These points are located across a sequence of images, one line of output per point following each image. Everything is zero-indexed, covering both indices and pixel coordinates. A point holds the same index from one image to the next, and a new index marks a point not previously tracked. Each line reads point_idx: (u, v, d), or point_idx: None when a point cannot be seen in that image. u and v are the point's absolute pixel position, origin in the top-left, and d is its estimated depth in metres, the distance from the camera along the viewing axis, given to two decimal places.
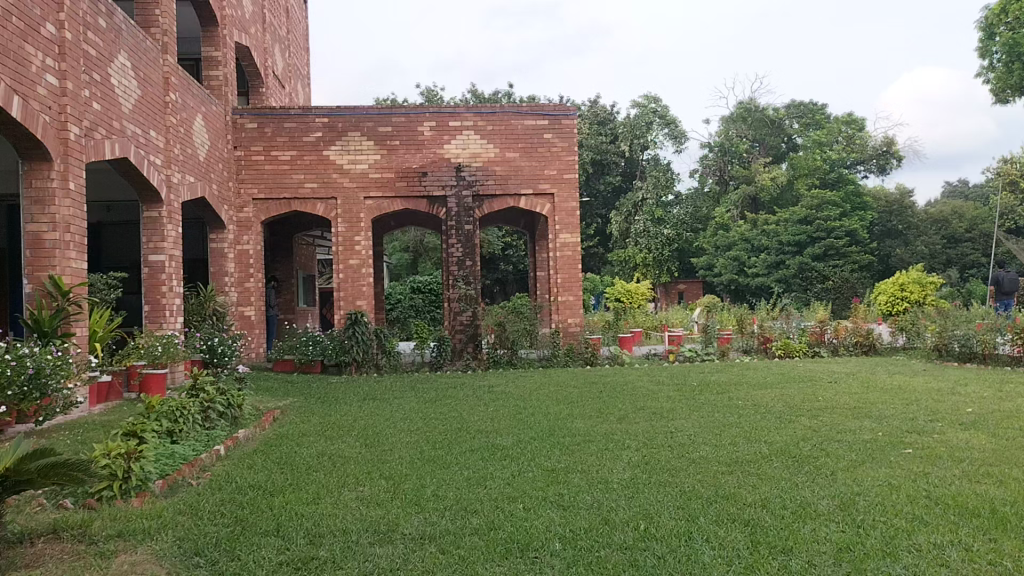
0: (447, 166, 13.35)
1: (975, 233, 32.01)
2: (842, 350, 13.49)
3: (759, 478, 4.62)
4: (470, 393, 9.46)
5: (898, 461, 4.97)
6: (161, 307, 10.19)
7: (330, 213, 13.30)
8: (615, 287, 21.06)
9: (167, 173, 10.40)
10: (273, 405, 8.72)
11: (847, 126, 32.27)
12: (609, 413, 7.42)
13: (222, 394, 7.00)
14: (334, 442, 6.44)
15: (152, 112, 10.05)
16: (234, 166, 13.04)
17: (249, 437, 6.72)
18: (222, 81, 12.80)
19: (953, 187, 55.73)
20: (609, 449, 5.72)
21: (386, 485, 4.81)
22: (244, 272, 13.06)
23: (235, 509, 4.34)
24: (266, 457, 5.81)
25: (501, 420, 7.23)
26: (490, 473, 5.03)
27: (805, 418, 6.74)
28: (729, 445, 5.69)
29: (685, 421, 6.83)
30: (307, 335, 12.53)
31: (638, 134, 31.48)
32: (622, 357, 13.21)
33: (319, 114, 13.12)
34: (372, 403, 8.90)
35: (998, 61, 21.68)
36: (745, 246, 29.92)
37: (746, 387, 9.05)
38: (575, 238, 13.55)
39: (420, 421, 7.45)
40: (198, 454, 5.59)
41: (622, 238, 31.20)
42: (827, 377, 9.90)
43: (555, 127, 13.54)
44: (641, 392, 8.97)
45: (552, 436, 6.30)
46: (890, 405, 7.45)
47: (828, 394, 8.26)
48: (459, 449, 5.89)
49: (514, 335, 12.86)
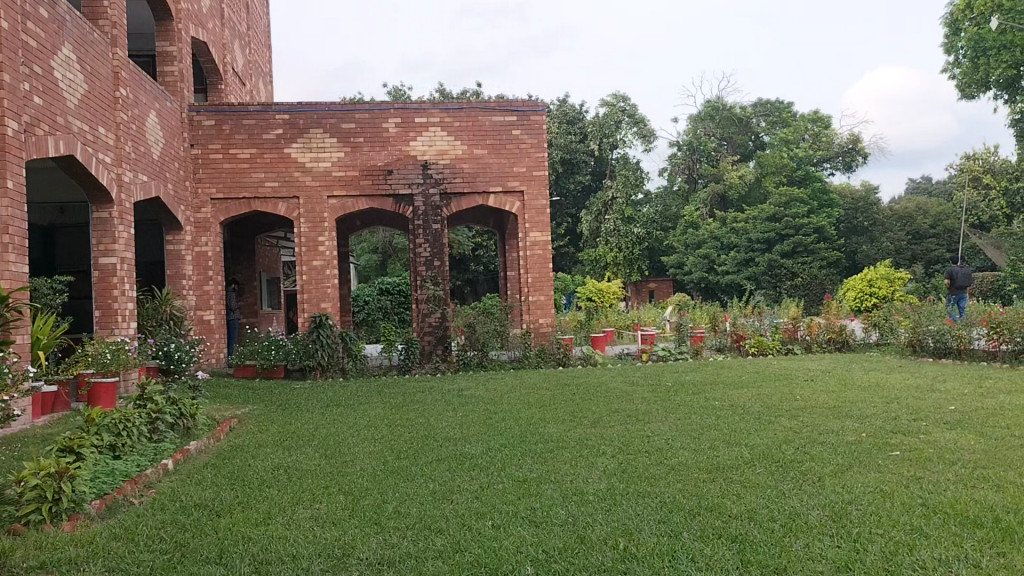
0: (413, 164, 12.99)
1: (940, 228, 32.19)
2: (816, 347, 13.32)
3: (743, 486, 4.33)
4: (438, 397, 9.11)
5: (887, 465, 4.72)
6: (113, 312, 9.74)
7: (291, 213, 12.86)
8: (586, 286, 20.84)
9: (118, 172, 9.94)
10: (231, 414, 8.31)
11: (813, 124, 32.79)
12: (583, 417, 7.13)
13: (173, 403, 6.60)
14: (293, 453, 6.08)
15: (101, 108, 9.58)
16: (190, 165, 12.57)
17: (201, 450, 6.34)
18: (178, 77, 12.32)
19: (918, 183, 56.29)
20: (584, 455, 5.42)
21: (344, 501, 4.46)
22: (203, 274, 12.60)
23: (175, 533, 3.97)
24: (216, 472, 5.43)
25: (471, 426, 6.90)
26: (457, 485, 4.70)
27: (786, 419, 6.50)
28: (709, 450, 5.41)
29: (662, 424, 6.56)
30: (269, 339, 12.10)
31: (607, 134, 31.35)
32: (594, 358, 12.95)
33: (280, 111, 12.70)
34: (335, 410, 8.53)
35: (963, 56, 21.75)
36: (715, 244, 29.83)
37: (722, 387, 8.79)
38: (545, 237, 13.24)
39: (385, 429, 7.10)
40: (143, 471, 5.21)
41: (592, 237, 31.00)
42: (803, 375, 9.68)
43: (523, 123, 13.22)
44: (615, 394, 8.68)
45: (523, 443, 5.98)
46: (870, 404, 7.23)
47: (806, 393, 8.03)
48: (425, 459, 5.56)
49: (484, 337, 12.56)
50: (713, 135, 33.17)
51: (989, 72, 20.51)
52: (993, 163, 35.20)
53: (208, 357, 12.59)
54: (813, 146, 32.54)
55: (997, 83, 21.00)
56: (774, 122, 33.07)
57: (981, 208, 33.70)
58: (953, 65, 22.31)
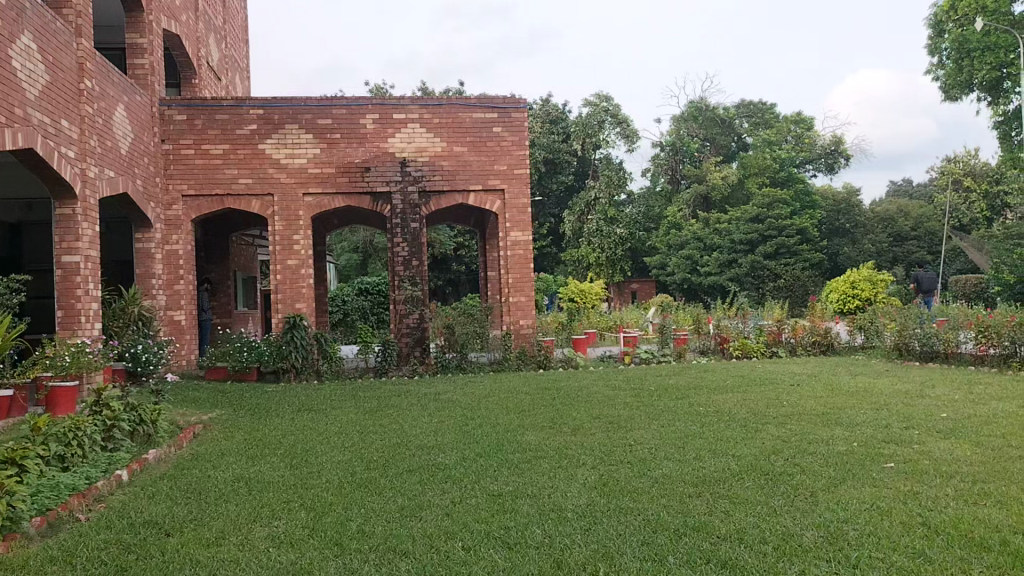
0: (391, 161, 12.68)
1: (920, 231, 32.20)
2: (800, 349, 13.11)
3: (731, 503, 4.06)
4: (414, 402, 8.79)
5: (880, 479, 4.47)
6: (76, 312, 9.36)
7: (266, 211, 12.50)
8: (568, 287, 20.60)
9: (83, 167, 9.56)
10: (196, 419, 7.96)
11: (797, 125, 32.60)
12: (562, 424, 6.85)
13: (132, 409, 6.25)
14: (256, 463, 5.75)
15: (64, 100, 9.20)
16: (161, 161, 12.19)
17: (159, 459, 6.01)
18: (148, 70, 11.93)
19: (900, 185, 56.51)
20: (562, 466, 5.14)
21: (305, 519, 4.16)
22: (174, 273, 12.21)
23: (119, 555, 3.65)
24: (172, 484, 5.10)
25: (445, 433, 6.60)
26: (427, 501, 4.39)
27: (773, 427, 6.25)
28: (694, 461, 5.14)
29: (644, 431, 6.31)
30: (241, 341, 11.75)
31: (590, 133, 31.14)
32: (576, 360, 12.70)
33: (254, 105, 12.34)
34: (305, 415, 8.20)
35: (946, 57, 21.68)
36: (698, 245, 29.66)
37: (705, 391, 8.56)
38: (526, 236, 12.96)
39: (356, 435, 6.78)
40: (93, 484, 4.87)
41: (575, 237, 30.78)
42: (789, 379, 9.45)
43: (504, 120, 12.94)
44: (597, 398, 8.43)
45: (500, 453, 5.69)
46: (860, 410, 7.00)
47: (793, 398, 7.80)
48: (396, 470, 5.26)
49: (463, 339, 12.28)
50: (696, 135, 33.06)
51: (973, 73, 20.42)
52: (975, 166, 35.31)
53: (179, 358, 12.21)
54: (796, 147, 32.48)
55: (980, 85, 20.91)
56: (757, 123, 33.00)
57: (962, 210, 33.78)
58: (937, 66, 22.24)
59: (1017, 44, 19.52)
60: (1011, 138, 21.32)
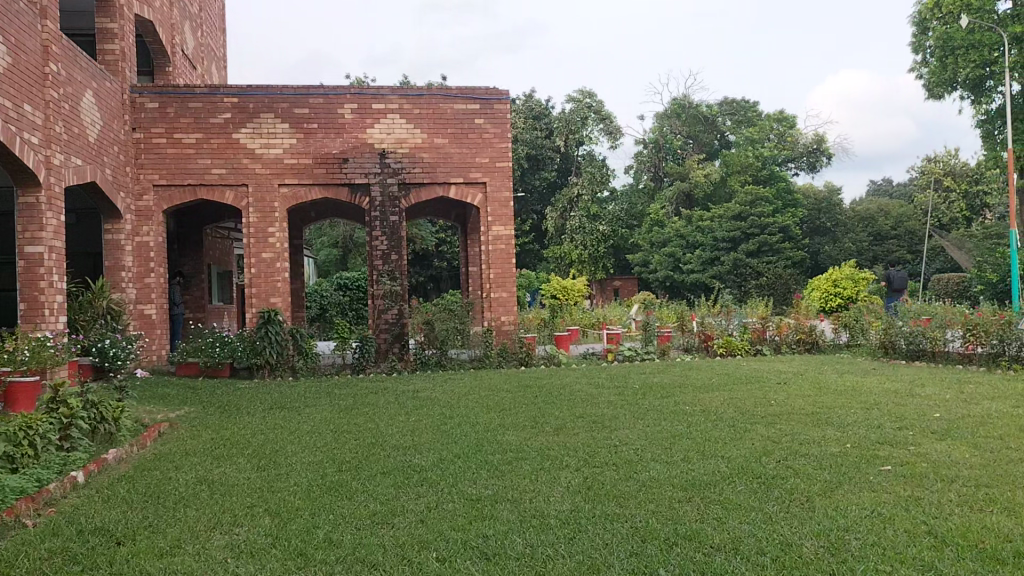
0: (370, 153, 12.37)
1: (900, 230, 32.21)
2: (785, 347, 12.95)
3: (724, 509, 3.82)
4: (392, 399, 8.51)
5: (878, 483, 4.24)
6: (39, 305, 8.98)
7: (240, 202, 12.15)
8: (549, 283, 20.41)
9: (47, 154, 9.18)
10: (163, 417, 7.65)
11: (778, 124, 32.81)
12: (544, 423, 6.59)
13: (92, 406, 5.93)
14: (222, 465, 5.45)
15: (28, 84, 8.81)
16: (132, 149, 11.81)
17: (119, 459, 5.70)
18: (119, 56, 11.55)
19: (879, 184, 56.78)
20: (544, 469, 4.88)
21: (268, 526, 3.89)
22: (144, 266, 11.83)
23: (62, 567, 3.36)
24: (130, 487, 4.80)
25: (422, 433, 6.33)
26: (400, 506, 4.13)
27: (762, 427, 6.03)
28: (683, 463, 4.90)
29: (629, 432, 6.05)
30: (214, 336, 11.40)
31: (573, 129, 30.89)
32: (558, 357, 12.44)
33: (229, 94, 12.00)
34: (276, 414, 7.90)
35: (930, 55, 21.66)
36: (681, 242, 29.53)
37: (690, 390, 8.34)
38: (508, 231, 12.69)
39: (329, 436, 6.48)
40: (44, 486, 4.56)
41: (557, 234, 30.59)
42: (775, 378, 9.23)
43: (486, 112, 12.66)
44: (580, 396, 8.19)
45: (478, 454, 5.43)
46: (850, 410, 6.79)
47: (781, 397, 7.59)
48: (368, 472, 4.98)
49: (443, 335, 11.92)
50: (678, 133, 33.01)
51: (957, 71, 20.35)
52: (954, 165, 35.39)
53: (149, 354, 11.82)
54: (778, 145, 32.44)
55: (963, 83, 20.88)
56: (740, 121, 32.85)
57: (943, 210, 33.87)
58: (921, 64, 22.19)
59: (1001, 42, 19.47)
60: (993, 137, 21.28)
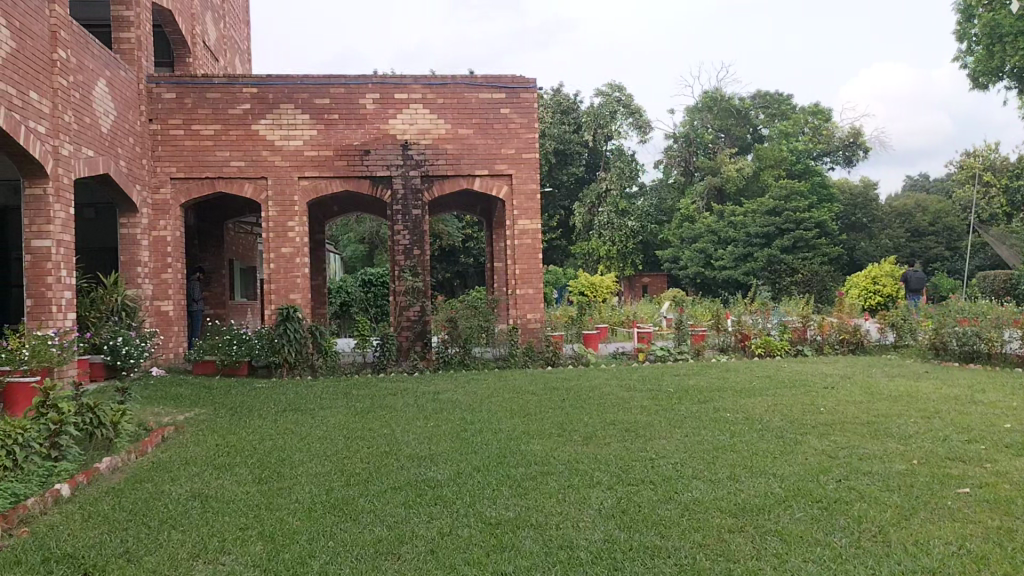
0: (392, 144, 11.91)
1: (939, 227, 31.24)
2: (828, 348, 12.29)
3: (785, 544, 3.30)
4: (411, 402, 8.03)
5: (959, 510, 3.71)
6: (46, 301, 8.58)
7: (259, 195, 11.74)
8: (578, 279, 19.94)
9: (55, 144, 8.75)
10: (170, 420, 7.22)
11: (813, 117, 31.97)
12: (573, 431, 6.08)
13: (87, 410, 5.51)
14: (221, 477, 4.99)
15: (34, 70, 8.39)
16: (148, 141, 11.44)
17: (113, 468, 5.26)
18: (135, 45, 11.17)
19: (915, 180, 55.70)
20: (574, 486, 4.37)
21: (259, 555, 3.42)
22: (161, 260, 11.47)
23: None
24: (116, 503, 4.35)
25: (440, 441, 5.84)
26: (411, 531, 3.65)
27: (814, 440, 5.47)
28: (729, 482, 4.36)
29: (667, 442, 5.53)
30: (231, 333, 11.02)
31: (601, 124, 30.24)
32: (586, 357, 11.88)
33: (247, 84, 11.60)
34: (288, 417, 7.42)
35: (976, 44, 20.84)
36: (712, 237, 28.75)
37: (730, 394, 7.79)
38: (535, 225, 12.14)
39: (341, 442, 6.02)
40: (21, 502, 4.11)
41: (585, 230, 30.11)
42: (821, 381, 8.61)
43: (512, 101, 12.11)
44: (611, 400, 7.66)
45: (500, 466, 4.92)
46: (909, 419, 6.22)
47: (830, 404, 7.01)
48: (378, 488, 4.50)
49: (467, 333, 11.41)
50: (710, 126, 32.23)
51: (1005, 59, 19.47)
52: (995, 160, 34.30)
53: (166, 351, 11.45)
54: (813, 138, 31.56)
55: (1010, 72, 20.03)
56: (774, 115, 32.29)
57: (984, 206, 32.82)
58: (965, 53, 21.36)
59: None
60: None
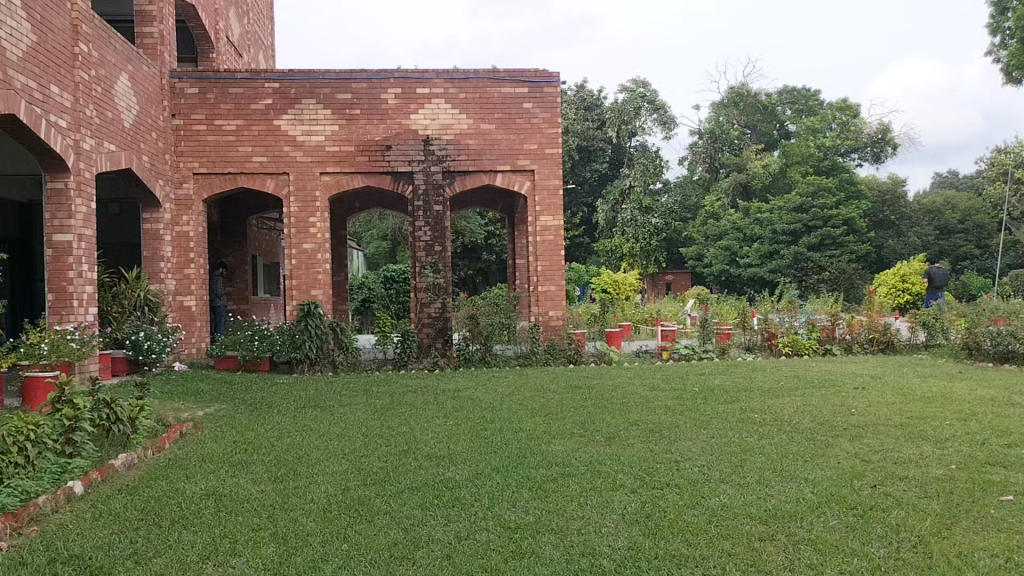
0: (414, 139, 11.81)
1: (969, 224, 30.62)
2: (857, 347, 12.04)
3: (819, 555, 3.14)
4: (431, 399, 7.93)
5: (1003, 520, 3.53)
6: (68, 296, 8.56)
7: (281, 190, 11.69)
8: (601, 277, 19.75)
9: (76, 138, 8.72)
10: (189, 416, 7.14)
11: (841, 113, 31.15)
12: (595, 431, 5.93)
13: (103, 406, 5.44)
14: (236, 474, 4.90)
15: (56, 64, 8.36)
16: (171, 136, 11.42)
17: (129, 464, 5.19)
18: (158, 39, 11.14)
19: (944, 178, 54.86)
20: (597, 488, 4.23)
21: (271, 558, 3.31)
22: (183, 256, 11.44)
23: None
24: (129, 502, 4.26)
25: (460, 440, 5.71)
26: (427, 534, 3.53)
27: (846, 442, 5.29)
28: (759, 486, 4.21)
29: (692, 444, 5.37)
30: (253, 328, 10.98)
31: (625, 120, 29.97)
32: (609, 355, 11.70)
33: (270, 78, 11.53)
34: (308, 414, 7.33)
35: (1010, 38, 20.35)
36: (737, 235, 28.44)
37: (758, 394, 7.61)
38: (558, 221, 11.99)
39: (359, 440, 5.91)
40: (32, 500, 4.04)
41: (608, 227, 29.93)
42: (851, 381, 8.38)
43: (535, 95, 11.96)
44: (634, 399, 7.51)
45: (521, 467, 4.78)
46: (944, 422, 6.01)
47: (860, 405, 6.81)
48: (396, 488, 4.37)
49: (488, 330, 11.28)
50: (736, 122, 31.82)
51: None
52: None
53: (188, 346, 11.43)
54: (841, 135, 31.06)
55: None
56: (801, 110, 31.57)
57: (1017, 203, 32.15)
58: (998, 47, 20.87)
59: None
60: None
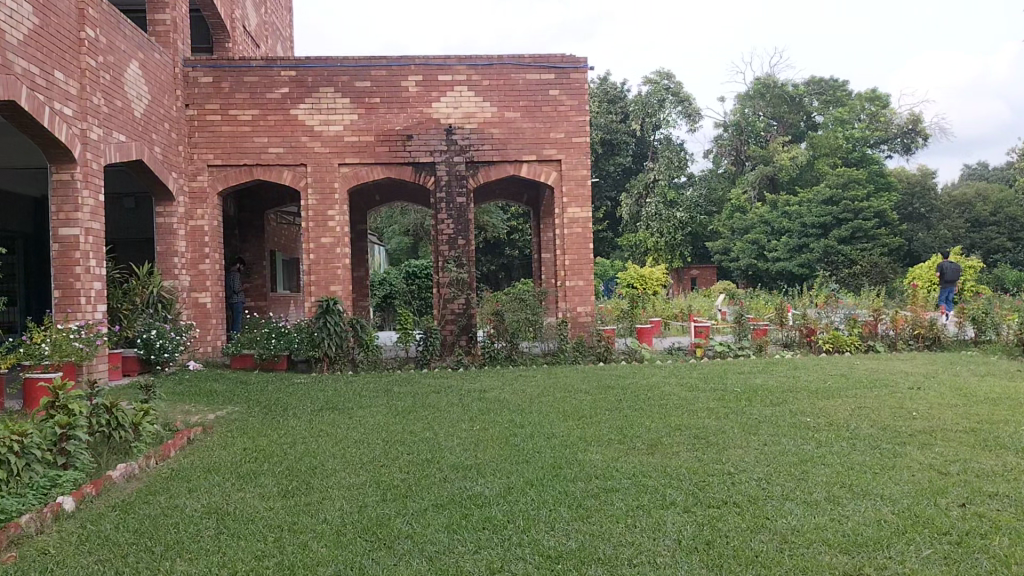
0: (436, 128, 11.34)
1: (1000, 216, 29.29)
2: (902, 344, 11.45)
3: None
4: (454, 401, 7.46)
5: None
6: (74, 292, 8.16)
7: (298, 182, 11.25)
8: (627, 272, 19.24)
9: (82, 127, 8.33)
10: (198, 420, 6.71)
11: (870, 104, 30.30)
12: (635, 437, 5.43)
13: (104, 411, 4.99)
14: (244, 488, 4.45)
15: (60, 49, 7.96)
16: (185, 127, 11.03)
17: (128, 477, 4.75)
18: (170, 27, 10.74)
19: (974, 168, 53.76)
20: (645, 508, 3.73)
21: None
22: (198, 251, 11.05)
23: None
24: (121, 521, 3.82)
25: (486, 448, 5.22)
26: (456, 566, 3.05)
27: (917, 452, 4.77)
28: (830, 506, 3.69)
29: (744, 452, 4.87)
30: (270, 326, 10.60)
31: (649, 113, 29.40)
32: (640, 352, 11.18)
33: (286, 66, 11.11)
34: (325, 417, 6.88)
35: None
36: (765, 228, 27.73)
37: (807, 395, 7.07)
38: (586, 213, 11.48)
39: (379, 447, 5.45)
40: (14, 520, 3.61)
41: (632, 221, 29.36)
42: (904, 381, 7.80)
43: (562, 82, 11.45)
44: (671, 401, 7.01)
45: (556, 481, 4.29)
46: (1019, 427, 5.46)
47: (920, 407, 6.29)
48: (419, 506, 3.90)
49: (514, 326, 10.80)
50: (762, 114, 31.25)
51: None
52: None
53: (203, 344, 11.04)
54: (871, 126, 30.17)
55: None
56: (828, 101, 30.92)
57: None
58: None
59: None
60: None
